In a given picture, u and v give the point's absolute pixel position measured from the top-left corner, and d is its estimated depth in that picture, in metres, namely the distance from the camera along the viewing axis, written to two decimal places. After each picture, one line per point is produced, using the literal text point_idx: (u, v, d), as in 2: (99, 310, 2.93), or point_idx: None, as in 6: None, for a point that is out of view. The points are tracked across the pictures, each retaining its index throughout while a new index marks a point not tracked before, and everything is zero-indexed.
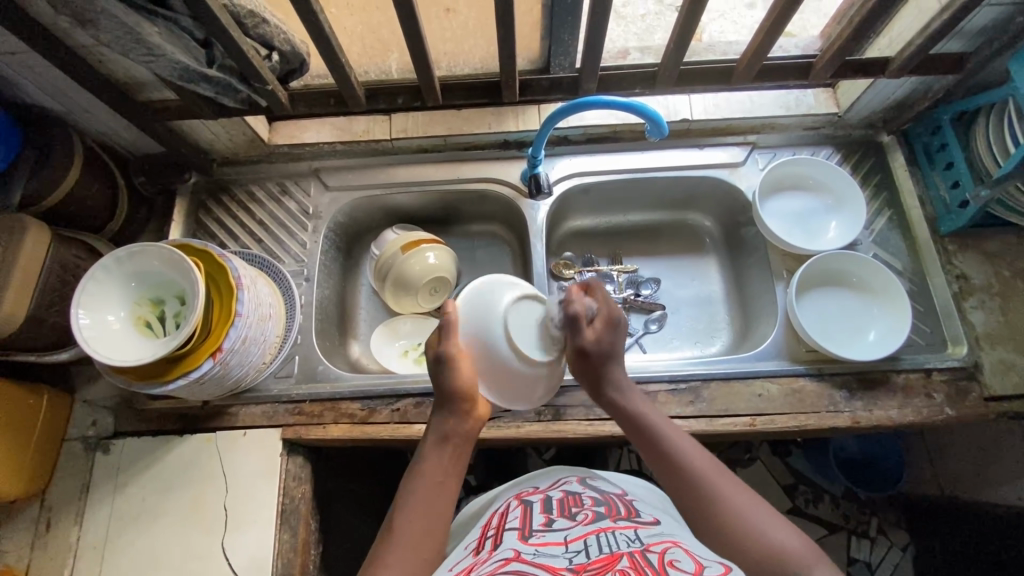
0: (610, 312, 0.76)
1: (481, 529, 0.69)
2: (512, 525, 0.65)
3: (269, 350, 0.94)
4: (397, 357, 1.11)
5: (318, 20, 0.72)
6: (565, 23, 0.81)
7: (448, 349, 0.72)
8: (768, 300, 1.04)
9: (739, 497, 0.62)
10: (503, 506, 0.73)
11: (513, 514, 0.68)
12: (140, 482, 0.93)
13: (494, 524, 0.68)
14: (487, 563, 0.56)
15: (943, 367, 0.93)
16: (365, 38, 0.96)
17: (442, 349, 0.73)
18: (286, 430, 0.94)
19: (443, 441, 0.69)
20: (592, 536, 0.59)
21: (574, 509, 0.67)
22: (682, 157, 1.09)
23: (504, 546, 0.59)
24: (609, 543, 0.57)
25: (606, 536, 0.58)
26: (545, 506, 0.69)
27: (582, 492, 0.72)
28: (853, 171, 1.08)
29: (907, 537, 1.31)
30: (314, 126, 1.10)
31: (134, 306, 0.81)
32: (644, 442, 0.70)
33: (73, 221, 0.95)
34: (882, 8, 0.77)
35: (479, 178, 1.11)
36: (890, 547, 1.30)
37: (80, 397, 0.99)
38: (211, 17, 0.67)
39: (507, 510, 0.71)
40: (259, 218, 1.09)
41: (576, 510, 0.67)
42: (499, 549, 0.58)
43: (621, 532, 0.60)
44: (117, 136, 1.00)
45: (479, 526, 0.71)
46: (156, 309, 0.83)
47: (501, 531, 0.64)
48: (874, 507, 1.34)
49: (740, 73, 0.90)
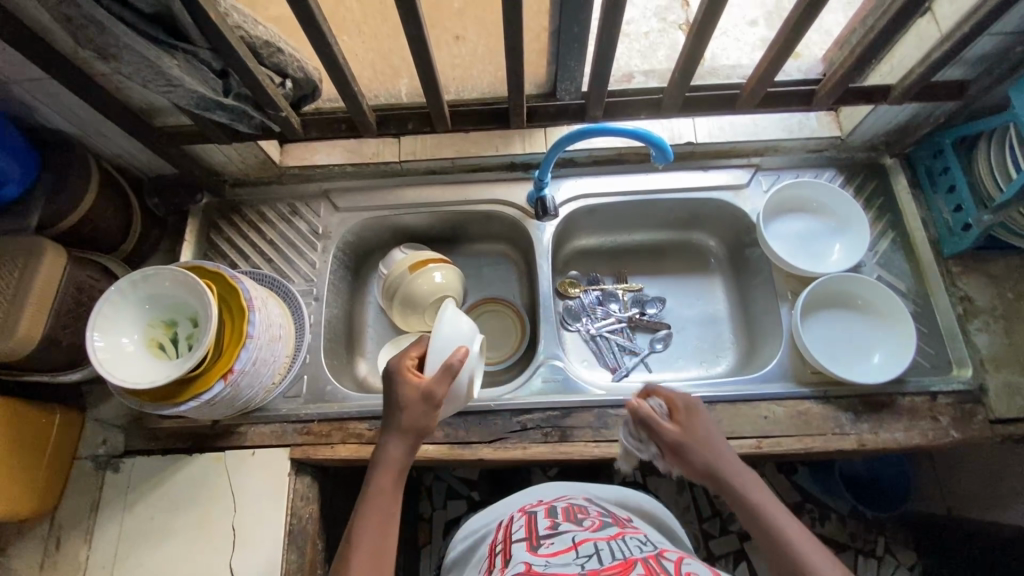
0: (681, 403, 0.77)
1: (491, 547, 0.74)
2: (519, 537, 0.70)
3: (279, 371, 0.95)
4: None
5: (333, 52, 0.75)
6: (572, 52, 0.83)
7: (440, 395, 0.72)
8: (773, 322, 1.05)
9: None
10: (509, 518, 0.78)
11: (520, 526, 0.73)
12: (149, 501, 0.94)
13: (502, 535, 0.74)
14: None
15: (948, 390, 0.94)
16: (375, 64, 0.98)
17: (436, 392, 0.71)
18: (294, 449, 0.95)
19: (384, 467, 0.71)
20: (602, 542, 0.66)
21: (580, 516, 0.74)
22: (687, 179, 1.10)
23: (517, 560, 0.63)
24: (622, 549, 0.64)
25: (617, 542, 0.66)
26: (550, 513, 0.75)
27: (587, 505, 0.80)
28: (857, 193, 1.09)
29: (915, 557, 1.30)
30: (324, 149, 1.13)
31: (148, 329, 0.83)
32: (755, 527, 0.68)
33: (88, 242, 0.97)
34: (883, 39, 0.79)
35: (486, 199, 1.12)
36: (896, 568, 1.29)
37: (91, 416, 1.00)
38: (229, 50, 0.69)
39: (513, 522, 0.76)
40: (270, 238, 1.11)
41: (582, 517, 0.74)
42: (512, 563, 0.63)
43: (630, 539, 0.68)
44: (132, 158, 1.02)
45: (488, 543, 0.76)
46: (170, 331, 0.84)
47: (510, 543, 0.69)
48: (881, 527, 1.33)
49: (745, 99, 0.92)
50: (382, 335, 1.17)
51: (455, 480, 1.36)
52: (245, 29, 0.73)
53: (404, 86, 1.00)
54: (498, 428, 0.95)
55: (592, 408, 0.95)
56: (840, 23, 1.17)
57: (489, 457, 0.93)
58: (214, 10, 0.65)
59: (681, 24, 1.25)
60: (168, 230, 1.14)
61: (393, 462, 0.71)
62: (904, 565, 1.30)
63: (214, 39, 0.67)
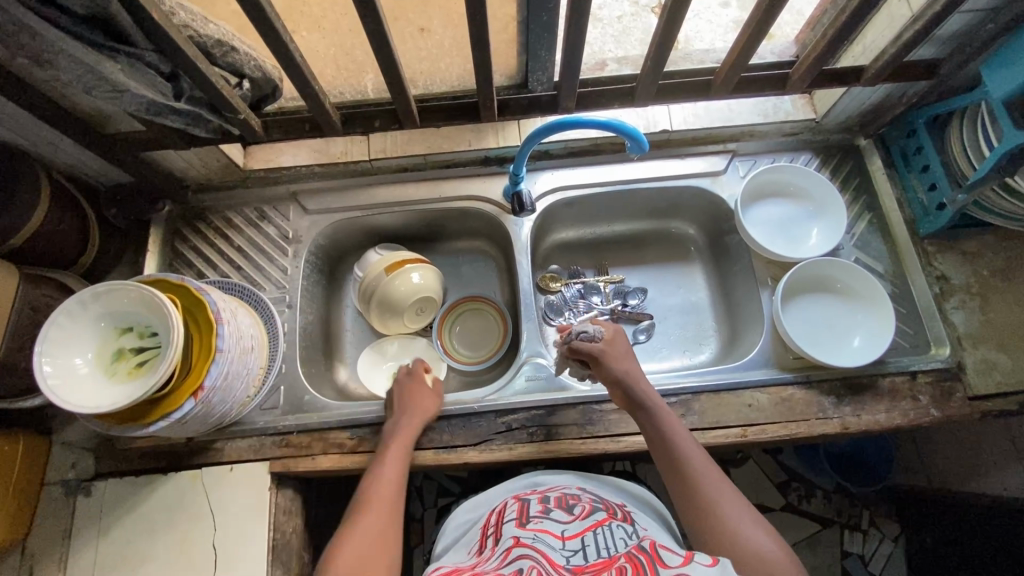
0: (615, 332, 0.92)
1: (482, 528, 0.77)
2: (511, 517, 0.73)
3: (253, 384, 0.92)
4: (386, 380, 1.10)
5: (291, 51, 0.71)
6: (542, 41, 0.80)
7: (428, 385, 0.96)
8: (754, 308, 1.04)
9: (735, 506, 0.70)
10: (503, 503, 0.80)
11: (512, 508, 0.76)
12: (124, 524, 0.90)
13: (493, 522, 0.76)
14: (494, 557, 0.66)
15: (928, 369, 0.95)
16: (338, 60, 0.95)
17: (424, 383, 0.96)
18: (273, 463, 0.92)
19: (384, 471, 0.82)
20: (589, 533, 0.67)
21: (572, 503, 0.75)
22: (664, 167, 1.08)
23: (506, 536, 0.69)
24: (606, 543, 0.65)
25: (603, 534, 0.67)
26: (543, 500, 0.76)
27: (580, 492, 0.79)
28: (833, 175, 1.08)
29: (898, 528, 1.33)
30: (290, 150, 1.08)
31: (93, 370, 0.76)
32: (659, 448, 0.78)
33: (41, 259, 0.92)
34: (855, 21, 0.78)
35: (461, 196, 1.10)
36: (882, 539, 1.33)
37: (58, 440, 0.96)
38: (177, 50, 0.65)
39: (507, 505, 0.78)
40: (237, 245, 1.07)
41: (574, 504, 0.75)
42: (501, 542, 0.68)
43: (616, 529, 0.69)
44: (85, 167, 0.97)
45: (483, 522, 0.80)
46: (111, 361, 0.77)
47: (501, 524, 0.73)
48: (865, 500, 1.36)
49: (719, 86, 0.90)
50: (362, 337, 1.15)
51: (445, 478, 1.35)
52: (194, 27, 0.69)
53: (370, 81, 0.96)
54: (483, 430, 0.93)
55: (578, 404, 0.94)
56: (811, 3, 1.16)
57: (474, 459, 0.91)
58: (157, 9, 0.61)
59: (653, 6, 1.23)
60: (130, 241, 1.09)
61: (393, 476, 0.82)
62: (888, 537, 1.33)
63: (160, 40, 0.63)
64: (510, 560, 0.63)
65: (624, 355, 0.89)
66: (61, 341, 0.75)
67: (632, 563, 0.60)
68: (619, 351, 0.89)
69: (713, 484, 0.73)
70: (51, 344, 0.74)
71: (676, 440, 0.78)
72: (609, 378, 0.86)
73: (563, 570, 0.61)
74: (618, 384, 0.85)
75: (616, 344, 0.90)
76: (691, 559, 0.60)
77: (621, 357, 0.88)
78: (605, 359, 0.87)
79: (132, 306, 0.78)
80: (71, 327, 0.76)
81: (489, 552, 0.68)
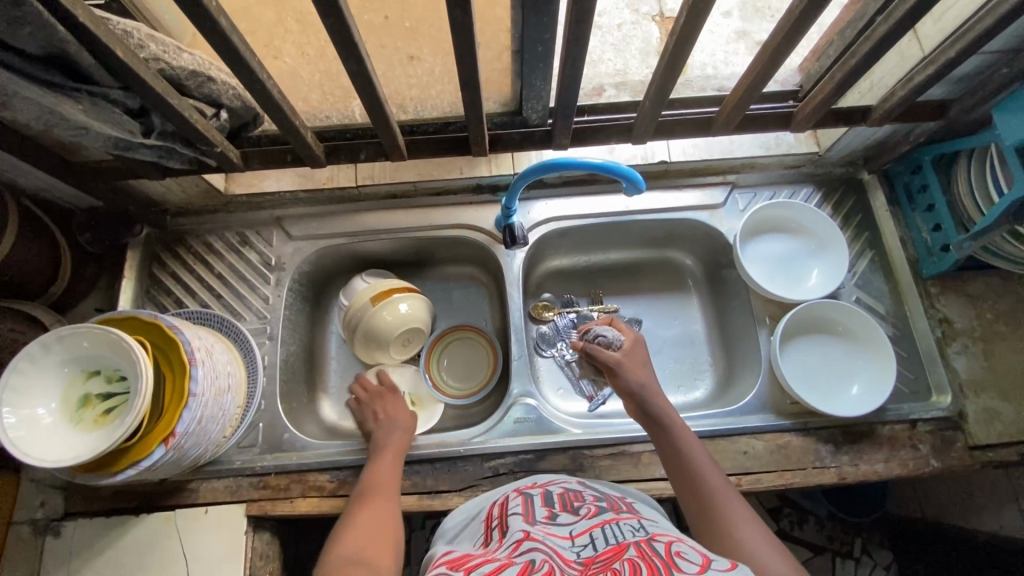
0: (634, 338, 0.93)
1: (481, 526, 0.67)
2: (516, 512, 0.64)
3: (230, 423, 0.88)
4: None
5: (267, 87, 0.67)
6: (536, 72, 0.76)
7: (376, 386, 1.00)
8: (751, 347, 1.01)
9: (745, 516, 0.66)
10: (503, 497, 0.71)
11: (516, 503, 0.66)
12: (93, 569, 0.86)
13: (495, 515, 0.67)
14: (501, 549, 0.56)
15: (928, 418, 0.92)
16: (324, 85, 0.90)
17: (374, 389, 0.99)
18: (250, 505, 0.89)
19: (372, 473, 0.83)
20: (597, 529, 0.59)
21: (577, 504, 0.66)
22: (662, 199, 1.05)
23: (515, 529, 0.59)
24: (615, 535, 0.57)
25: (612, 528, 0.58)
26: (546, 499, 0.67)
27: (583, 490, 0.71)
28: (835, 211, 1.05)
29: (890, 557, 1.25)
30: (274, 174, 1.04)
31: (60, 416, 0.72)
32: (669, 455, 0.76)
33: (8, 289, 0.87)
34: (866, 63, 0.74)
35: (452, 223, 1.06)
36: (874, 568, 1.24)
37: (27, 476, 0.90)
38: (145, 87, 0.60)
39: (508, 500, 0.69)
40: (218, 271, 1.03)
41: (579, 504, 0.66)
42: (508, 534, 0.58)
43: (625, 523, 0.60)
44: (57, 191, 0.93)
45: (481, 520, 0.70)
46: (81, 409, 0.73)
47: (506, 517, 0.63)
48: (858, 527, 1.28)
49: (720, 124, 0.87)
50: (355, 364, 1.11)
51: None
52: (165, 60, 0.65)
53: (357, 107, 0.91)
54: (469, 475, 0.90)
55: (568, 449, 0.91)
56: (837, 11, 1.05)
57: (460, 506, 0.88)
58: (123, 46, 0.57)
59: (654, 15, 1.18)
60: (106, 265, 1.05)
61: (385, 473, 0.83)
62: (880, 565, 1.24)
63: (128, 79, 0.59)
64: (519, 551, 0.53)
65: (639, 364, 0.88)
66: (24, 389, 0.71)
67: (645, 558, 0.51)
68: (634, 360, 0.88)
69: (727, 500, 0.68)
70: (14, 392, 0.70)
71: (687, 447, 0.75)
72: (624, 386, 0.84)
73: (574, 566, 0.51)
74: (632, 395, 0.83)
75: (634, 354, 0.89)
76: (708, 566, 0.50)
77: (637, 368, 0.87)
78: (621, 364, 0.86)
79: (95, 347, 0.74)
80: (35, 372, 0.72)
81: (495, 544, 0.58)
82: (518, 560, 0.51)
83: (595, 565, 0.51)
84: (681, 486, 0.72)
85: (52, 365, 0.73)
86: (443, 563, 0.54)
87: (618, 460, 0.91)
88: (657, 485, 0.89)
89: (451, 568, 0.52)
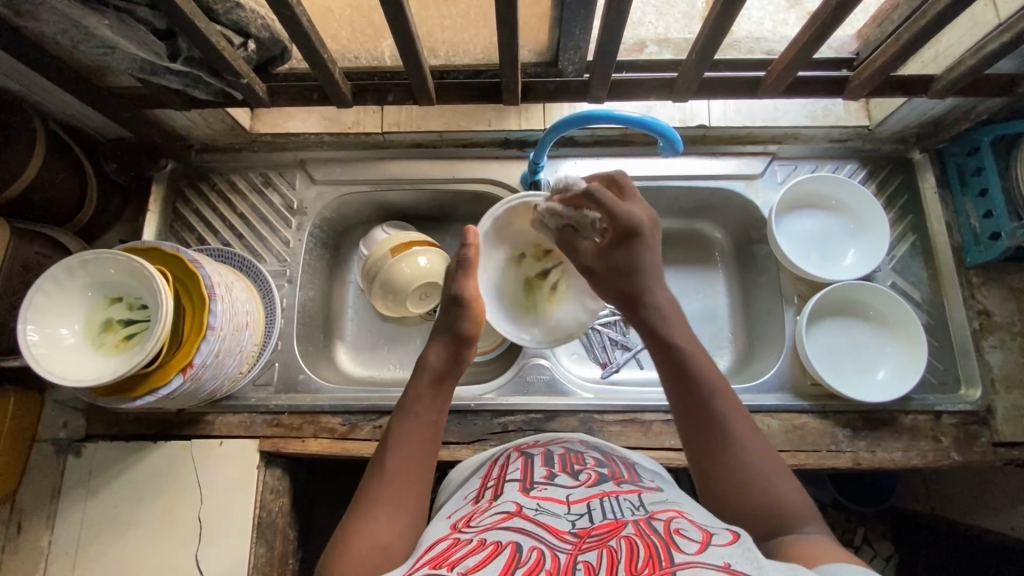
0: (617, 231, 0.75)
1: (480, 480, 0.67)
2: (513, 477, 0.63)
3: (246, 360, 0.89)
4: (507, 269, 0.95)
5: (297, 15, 0.64)
6: (577, 19, 0.71)
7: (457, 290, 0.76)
8: (775, 327, 0.99)
9: (749, 440, 0.61)
10: (503, 456, 0.70)
11: (516, 467, 0.65)
12: (113, 489, 0.90)
13: (494, 475, 0.66)
14: (489, 519, 0.55)
15: (953, 410, 0.89)
16: (354, 22, 0.81)
17: (453, 289, 0.77)
18: (262, 441, 0.91)
19: (398, 449, 0.63)
20: (595, 499, 0.57)
21: (577, 467, 0.65)
22: (698, 166, 1.00)
23: (506, 499, 0.58)
24: (614, 508, 0.55)
25: (611, 500, 0.57)
26: (546, 460, 0.66)
27: (584, 451, 0.69)
28: (878, 190, 1.00)
29: (891, 548, 1.17)
30: (299, 115, 1.01)
31: (90, 338, 0.74)
32: (671, 365, 0.67)
33: (34, 214, 0.88)
34: (937, 25, 0.69)
35: (477, 178, 1.03)
36: (873, 558, 1.16)
37: (51, 397, 0.93)
38: (171, 7, 0.59)
39: (508, 461, 0.68)
40: (240, 211, 1.02)
41: (579, 468, 0.64)
42: (501, 502, 0.58)
43: (625, 497, 0.58)
44: (83, 118, 0.92)
45: (477, 477, 0.68)
46: (109, 331, 0.75)
47: (503, 481, 0.62)
48: (861, 517, 1.19)
49: (769, 86, 0.82)
50: (525, 200, 0.89)
51: None
52: None
53: (387, 48, 0.85)
54: (478, 430, 0.90)
55: (578, 412, 0.91)
56: None
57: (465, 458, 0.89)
58: None
59: None
60: (131, 197, 1.05)
61: (404, 454, 0.63)
62: (880, 555, 1.16)
63: None
64: (506, 529, 0.52)
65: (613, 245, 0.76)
66: (50, 309, 0.72)
67: (644, 536, 0.49)
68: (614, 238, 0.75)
69: (726, 414, 0.62)
70: (36, 313, 0.71)
71: (693, 360, 0.66)
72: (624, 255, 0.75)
73: (567, 538, 0.50)
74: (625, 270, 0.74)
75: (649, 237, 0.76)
76: (708, 543, 0.48)
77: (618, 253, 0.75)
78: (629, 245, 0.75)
79: (121, 276, 0.75)
80: (60, 297, 0.73)
81: (486, 508, 0.58)
82: (503, 545, 0.49)
83: (589, 538, 0.50)
84: (676, 388, 0.66)
85: (75, 289, 0.74)
86: (425, 562, 0.49)
87: (628, 427, 0.90)
88: (667, 453, 0.89)
89: (434, 567, 0.48)
